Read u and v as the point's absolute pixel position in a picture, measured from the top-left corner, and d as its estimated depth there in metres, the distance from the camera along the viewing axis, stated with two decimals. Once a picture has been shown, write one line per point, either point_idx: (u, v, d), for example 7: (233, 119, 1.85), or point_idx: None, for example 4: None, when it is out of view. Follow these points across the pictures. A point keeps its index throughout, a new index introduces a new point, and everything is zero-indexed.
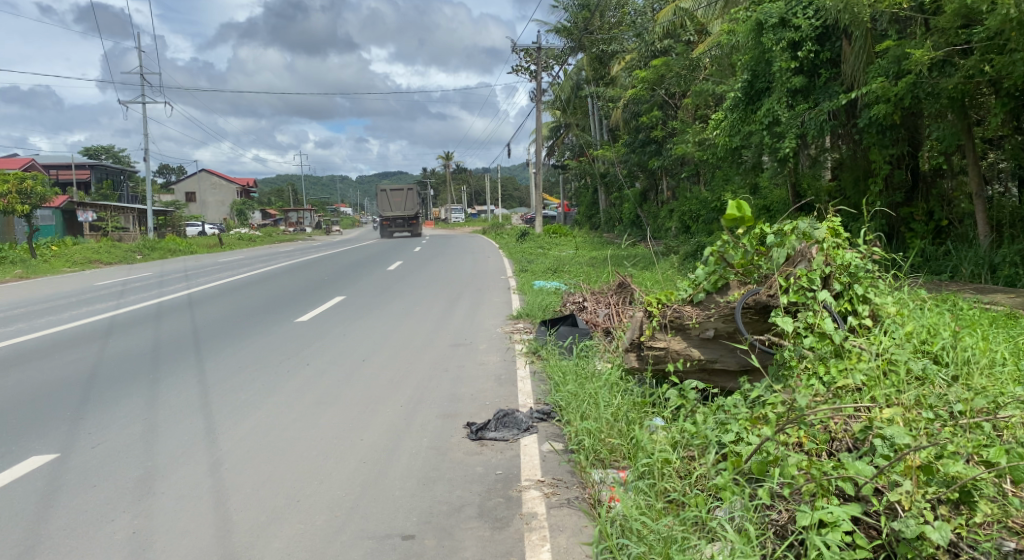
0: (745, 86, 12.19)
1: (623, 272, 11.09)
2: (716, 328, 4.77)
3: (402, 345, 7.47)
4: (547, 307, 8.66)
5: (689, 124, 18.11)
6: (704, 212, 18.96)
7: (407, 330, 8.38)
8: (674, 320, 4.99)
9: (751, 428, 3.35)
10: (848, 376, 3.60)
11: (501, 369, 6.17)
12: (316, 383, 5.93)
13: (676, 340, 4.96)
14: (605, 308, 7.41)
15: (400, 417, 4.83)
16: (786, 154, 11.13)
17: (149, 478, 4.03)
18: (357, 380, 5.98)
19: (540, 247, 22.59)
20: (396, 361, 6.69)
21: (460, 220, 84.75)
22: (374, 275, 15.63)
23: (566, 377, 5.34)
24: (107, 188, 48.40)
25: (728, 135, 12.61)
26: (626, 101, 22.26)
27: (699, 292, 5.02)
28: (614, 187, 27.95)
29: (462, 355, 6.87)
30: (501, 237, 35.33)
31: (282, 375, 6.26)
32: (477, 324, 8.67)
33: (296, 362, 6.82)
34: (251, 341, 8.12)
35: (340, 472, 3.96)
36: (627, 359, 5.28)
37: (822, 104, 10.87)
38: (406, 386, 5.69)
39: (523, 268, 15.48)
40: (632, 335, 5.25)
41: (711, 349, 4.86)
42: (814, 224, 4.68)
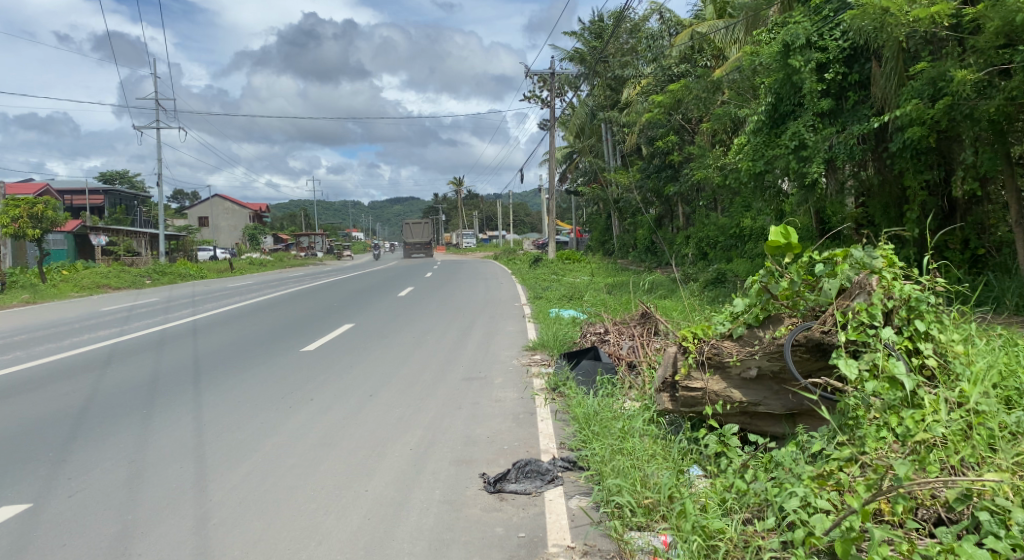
0: (768, 109, 11.84)
1: (644, 301, 10.63)
2: (760, 367, 4.39)
3: (412, 379, 7.03)
4: (564, 338, 8.19)
5: (707, 149, 17.74)
6: (723, 238, 18.53)
7: (419, 361, 7.94)
8: (712, 357, 4.59)
9: (819, 491, 2.91)
10: (928, 429, 3.09)
11: (518, 407, 5.71)
12: (320, 422, 5.49)
13: (714, 380, 4.56)
14: (628, 340, 6.97)
15: (410, 464, 4.38)
16: (814, 179, 10.71)
17: (128, 534, 3.57)
18: (363, 419, 5.54)
19: (553, 274, 22.22)
20: (406, 397, 6.26)
21: (470, 246, 84.67)
22: (384, 302, 15.26)
23: (593, 419, 4.86)
24: (121, 212, 48.59)
25: (751, 160, 12.17)
26: (642, 126, 21.97)
27: (740, 326, 4.66)
28: (628, 213, 27.57)
29: (476, 391, 6.40)
30: (512, 263, 34.96)
31: (284, 413, 5.81)
32: (492, 355, 8.21)
33: (300, 398, 6.38)
34: (255, 373, 7.69)
35: (340, 531, 3.50)
36: (660, 400, 4.85)
37: (851, 128, 10.49)
38: (416, 426, 5.24)
39: (538, 295, 15.08)
40: (665, 373, 4.85)
41: (753, 389, 4.47)
42: (868, 252, 4.23)
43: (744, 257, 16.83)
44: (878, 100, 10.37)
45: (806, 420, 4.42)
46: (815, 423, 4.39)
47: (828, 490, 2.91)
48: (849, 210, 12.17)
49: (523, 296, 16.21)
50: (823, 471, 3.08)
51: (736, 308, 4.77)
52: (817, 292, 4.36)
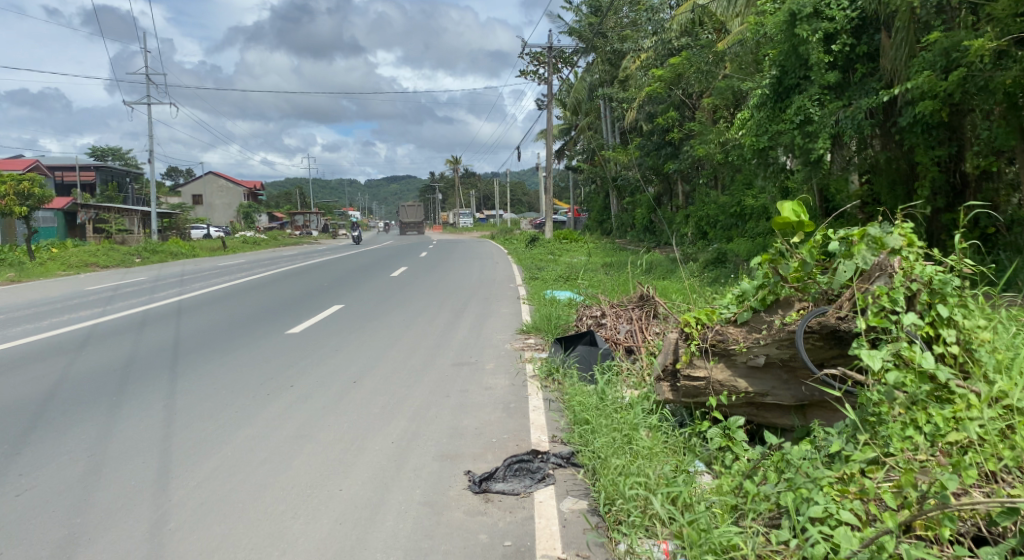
0: (773, 82, 11.44)
1: (644, 281, 10.32)
2: (768, 355, 4.09)
3: (400, 364, 6.72)
4: (559, 320, 7.86)
5: (708, 126, 17.29)
6: (724, 217, 18.16)
7: (408, 345, 7.63)
8: (716, 344, 4.27)
9: (841, 501, 2.61)
10: (961, 429, 2.77)
11: (509, 396, 5.40)
12: (297, 412, 5.17)
13: (719, 369, 4.25)
14: (626, 324, 6.69)
15: (390, 460, 4.07)
16: (819, 155, 10.37)
17: (74, 540, 3.27)
18: (345, 408, 5.24)
19: (550, 253, 21.87)
20: (392, 383, 5.95)
21: (467, 225, 84.04)
22: (377, 282, 14.92)
23: (589, 411, 4.54)
24: (113, 189, 48.02)
25: (755, 135, 11.81)
26: (641, 102, 21.47)
27: (747, 311, 4.34)
28: (626, 191, 27.14)
29: (465, 378, 6.07)
30: (510, 242, 34.56)
31: (261, 402, 5.49)
32: (483, 339, 7.89)
33: (280, 384, 6.05)
34: (236, 357, 7.38)
35: (308, 539, 3.19)
36: (660, 390, 4.52)
37: (858, 102, 10.11)
38: (400, 416, 4.93)
39: (534, 275, 14.74)
40: (665, 361, 4.54)
41: (761, 379, 4.18)
42: (887, 230, 3.88)
43: (745, 236, 16.48)
44: (886, 73, 9.95)
45: (817, 411, 4.15)
46: (827, 414, 4.12)
47: (851, 498, 2.61)
48: (854, 188, 11.81)
49: (519, 276, 15.86)
50: (842, 475, 2.77)
51: (742, 290, 4.44)
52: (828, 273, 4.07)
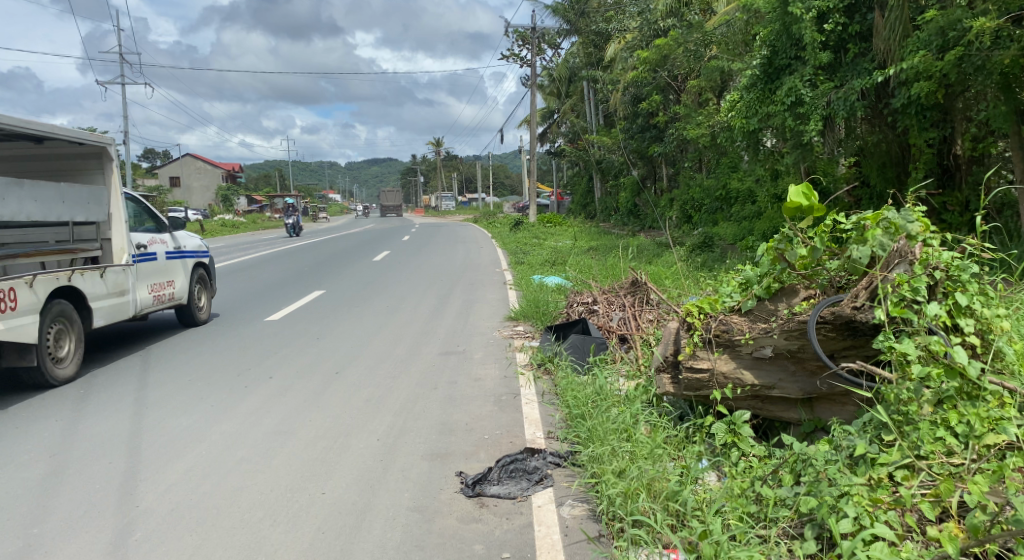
0: (763, 63, 11.23)
1: (633, 267, 10.11)
2: (777, 346, 3.87)
3: (384, 353, 6.45)
4: (549, 307, 7.63)
5: (694, 108, 17.03)
6: (710, 201, 17.98)
7: (391, 333, 7.36)
8: (721, 335, 4.05)
9: (873, 512, 2.46)
10: (998, 430, 2.62)
11: (499, 387, 5.18)
12: (277, 405, 4.89)
13: (722, 360, 4.03)
14: (619, 311, 6.49)
15: (376, 460, 3.81)
16: (811, 138, 10.20)
17: (31, 553, 2.98)
18: (326, 401, 4.96)
19: (535, 237, 21.61)
20: (376, 374, 5.69)
21: (450, 208, 83.48)
22: (360, 267, 14.60)
23: (586, 404, 4.32)
24: (86, 171, 46.86)
25: (744, 117, 11.65)
26: (626, 84, 21.16)
27: (751, 299, 4.12)
28: (610, 174, 26.89)
29: (453, 368, 5.82)
30: (493, 226, 34.23)
31: (239, 394, 5.21)
32: (470, 326, 7.64)
33: (258, 375, 5.76)
34: (212, 346, 7.06)
35: (288, 550, 2.93)
36: (660, 383, 4.30)
37: (850, 83, 9.92)
38: (385, 410, 4.66)
39: (520, 260, 14.48)
40: (666, 352, 4.31)
41: (767, 371, 3.96)
42: (903, 214, 3.67)
43: (731, 220, 16.31)
44: (879, 52, 9.76)
45: (826, 404, 3.94)
46: (837, 408, 3.90)
47: (884, 509, 2.49)
48: (843, 171, 11.67)
49: (503, 260, 15.60)
50: (870, 481, 2.62)
51: (747, 278, 4.22)
52: (836, 261, 3.90)
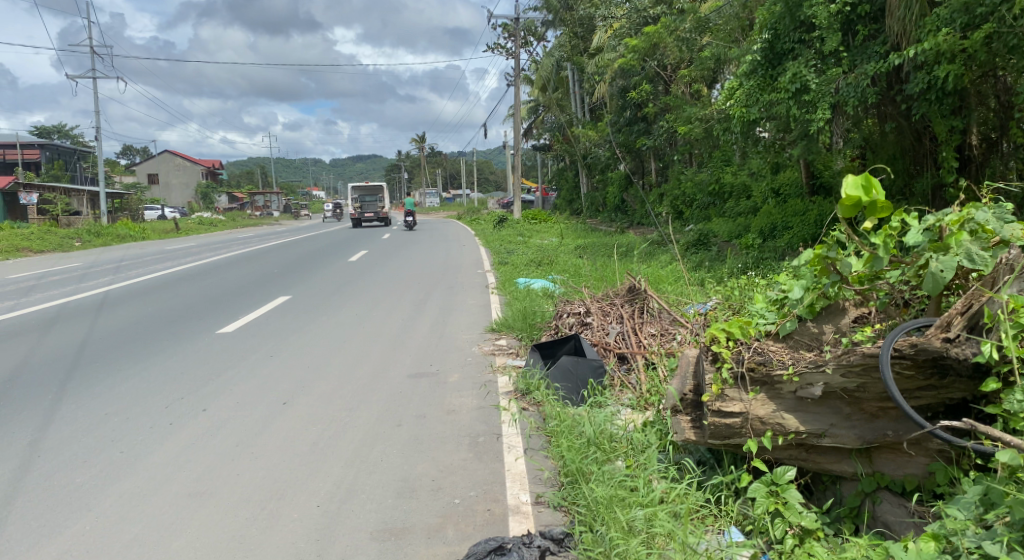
0: (764, 47, 10.38)
1: (627, 268, 9.29)
2: (830, 383, 3.03)
3: (345, 374, 5.57)
4: (535, 315, 6.80)
5: (685, 100, 16.15)
6: (703, 196, 17.17)
7: (356, 350, 6.45)
8: (756, 369, 3.19)
9: None
10: None
11: (475, 421, 4.33)
12: (201, 452, 4.00)
13: (759, 401, 3.16)
14: (616, 324, 5.66)
15: (310, 542, 2.97)
16: (819, 127, 9.33)
17: None
18: (262, 446, 4.07)
19: (520, 235, 20.83)
20: (331, 403, 4.80)
21: (434, 204, 82.36)
22: (334, 268, 13.69)
23: (584, 458, 3.45)
24: (58, 168, 45.26)
25: (743, 105, 10.71)
26: (613, 75, 20.26)
27: (791, 320, 3.39)
28: (597, 169, 26.07)
29: (422, 395, 4.92)
30: (478, 222, 33.37)
31: (159, 435, 4.30)
32: (445, 339, 6.78)
33: (191, 406, 4.84)
34: (149, 365, 6.13)
35: None
36: (677, 427, 3.39)
37: (860, 67, 9.10)
38: (333, 461, 3.79)
39: (504, 259, 13.63)
40: (683, 389, 3.46)
41: (815, 415, 3.11)
42: (996, 212, 2.90)
43: (726, 216, 15.54)
44: (892, 33, 8.92)
45: (888, 455, 3.07)
46: (902, 459, 3.04)
47: None
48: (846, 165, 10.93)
49: (486, 260, 14.71)
50: None
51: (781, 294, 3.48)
52: (894, 269, 3.17)
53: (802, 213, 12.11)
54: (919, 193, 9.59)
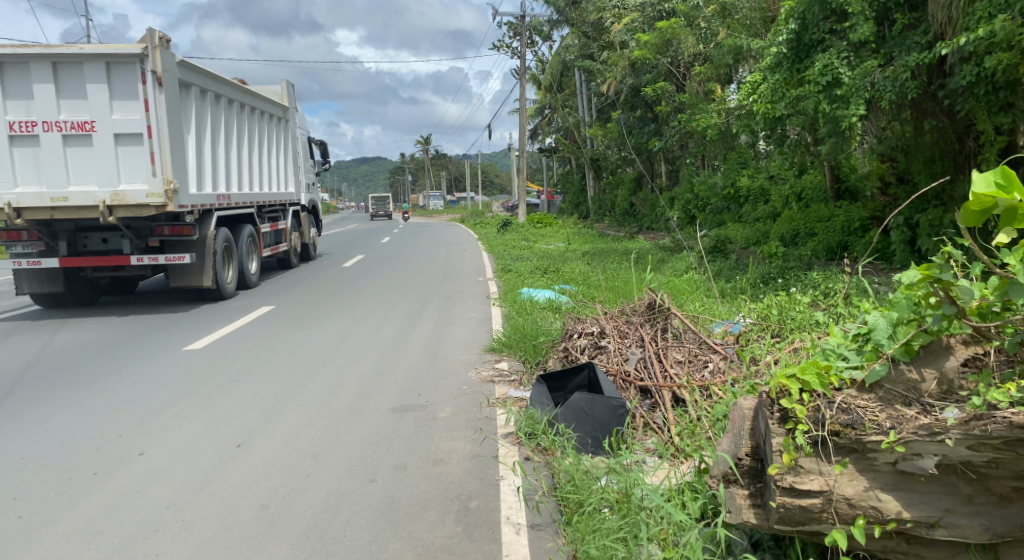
0: (790, 38, 9.37)
1: (643, 278, 8.50)
2: (950, 455, 2.21)
3: (317, 406, 4.75)
4: (542, 333, 5.99)
5: (700, 98, 15.28)
6: (716, 200, 16.39)
7: (335, 373, 5.65)
8: (843, 432, 2.35)
9: None
10: None
11: (468, 476, 3.53)
12: (123, 516, 3.23)
13: (847, 478, 2.34)
14: (636, 348, 4.81)
15: None
16: (853, 125, 8.39)
17: None
18: (196, 509, 3.27)
19: (525, 239, 20.07)
20: (293, 447, 3.99)
21: (439, 206, 81.61)
22: (328, 275, 12.89)
23: (608, 548, 2.68)
24: None
25: (768, 101, 9.69)
26: (624, 73, 19.43)
27: (881, 362, 2.52)
28: (605, 171, 25.28)
29: (406, 436, 4.12)
30: (484, 225, 32.66)
31: (79, 488, 3.53)
32: (439, 360, 5.98)
33: (127, 448, 4.03)
34: (96, 388, 5.33)
35: None
36: (730, 504, 2.57)
37: (899, 60, 8.24)
38: (281, 535, 3.01)
39: (509, 266, 12.86)
40: (738, 452, 2.64)
41: (924, 495, 2.29)
42: None
43: (743, 222, 14.77)
44: (934, 22, 8.10)
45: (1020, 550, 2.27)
46: None
47: None
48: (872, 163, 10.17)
49: (489, 267, 13.95)
50: None
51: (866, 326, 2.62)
52: None
53: (827, 219, 11.38)
54: (959, 198, 8.66)
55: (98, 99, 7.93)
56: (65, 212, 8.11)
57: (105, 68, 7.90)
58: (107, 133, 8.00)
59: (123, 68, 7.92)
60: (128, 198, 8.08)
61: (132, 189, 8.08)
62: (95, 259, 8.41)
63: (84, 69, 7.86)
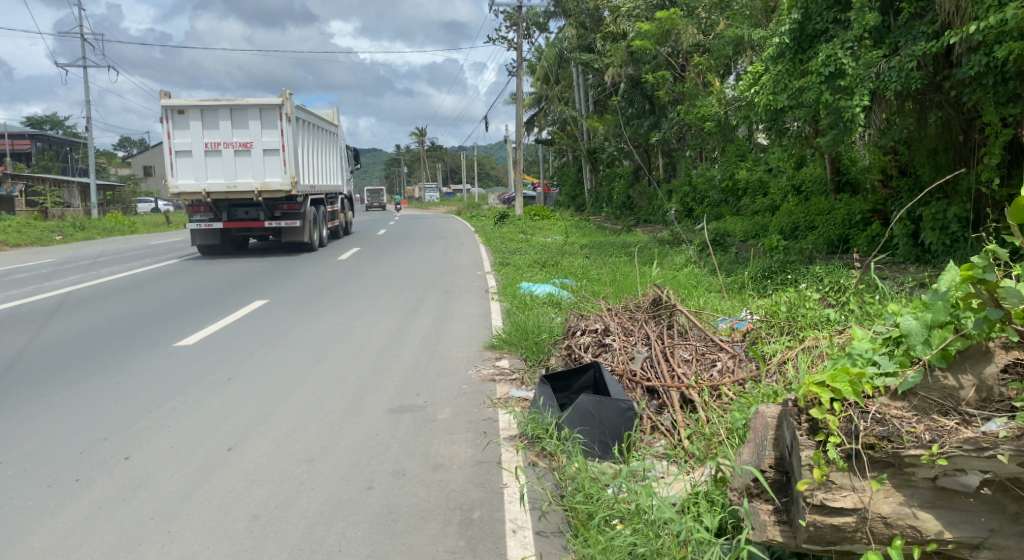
0: (793, 28, 9.06)
1: (644, 272, 8.31)
2: (997, 470, 2.07)
3: (311, 406, 4.57)
4: (543, 330, 5.80)
5: (698, 90, 15.06)
6: (715, 193, 16.19)
7: (329, 371, 5.46)
8: (879, 445, 2.19)
9: None
10: None
11: (470, 484, 3.35)
12: (106, 526, 3.05)
13: (884, 495, 2.18)
14: (641, 346, 4.61)
15: None
16: (857, 117, 8.16)
17: None
18: (183, 518, 3.08)
19: (522, 232, 19.88)
20: (286, 451, 3.81)
21: (434, 198, 81.22)
22: (322, 268, 12.68)
23: None
24: (50, 158, 44.11)
25: (770, 92, 9.41)
26: (622, 64, 19.17)
27: (916, 369, 2.34)
28: (603, 164, 25.05)
29: (404, 439, 3.94)
30: (480, 218, 32.40)
31: (61, 496, 3.33)
32: (437, 358, 5.80)
33: (113, 452, 3.84)
34: (81, 387, 5.11)
35: None
36: (754, 520, 2.41)
37: (904, 50, 8.01)
38: (274, 548, 2.82)
39: (506, 259, 12.68)
40: (760, 464, 2.48)
41: (966, 513, 2.14)
42: None
43: (743, 215, 14.59)
44: (941, 11, 7.82)
45: None
46: None
47: None
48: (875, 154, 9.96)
49: (487, 260, 13.76)
50: None
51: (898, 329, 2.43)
52: None
53: (829, 212, 11.22)
54: (964, 191, 8.48)
55: (256, 129, 13.47)
56: (233, 194, 13.52)
57: (258, 111, 13.42)
58: (260, 148, 13.50)
59: (268, 111, 13.41)
60: (271, 186, 13.56)
61: (273, 181, 13.56)
62: (245, 222, 14.02)
63: (248, 111, 13.40)
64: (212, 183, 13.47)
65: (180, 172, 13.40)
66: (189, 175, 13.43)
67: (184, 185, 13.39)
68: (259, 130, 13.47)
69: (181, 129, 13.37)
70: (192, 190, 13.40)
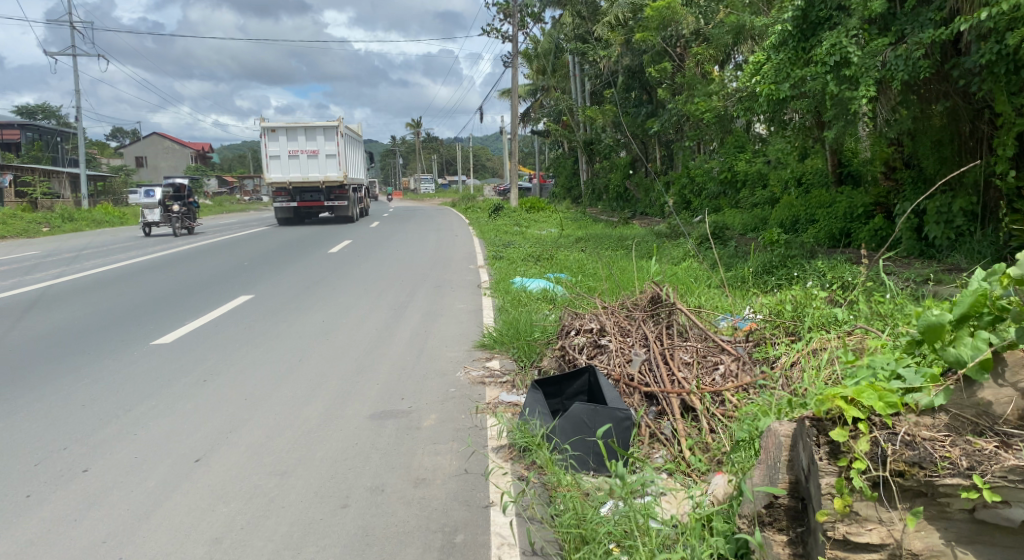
0: (796, 15, 8.71)
1: (640, 267, 8.04)
2: None
3: (288, 412, 4.30)
4: (536, 329, 5.53)
5: (695, 81, 14.74)
6: (713, 185, 15.89)
7: (311, 373, 5.20)
8: (910, 471, 1.94)
9: None
10: None
11: (453, 501, 3.10)
12: (55, 550, 2.78)
13: (915, 529, 1.93)
14: (640, 349, 4.34)
15: None
16: (862, 108, 7.85)
17: None
18: (139, 542, 2.82)
19: (517, 225, 19.56)
20: (259, 462, 3.55)
21: (429, 189, 80.68)
22: (311, 261, 12.37)
23: None
24: (39, 148, 43.50)
25: (771, 82, 9.07)
26: (618, 54, 18.81)
27: (949, 383, 2.09)
28: (599, 155, 24.72)
29: (385, 449, 3.68)
30: (475, 210, 32.06)
31: (9, 514, 3.07)
32: (424, 358, 5.53)
33: (70, 464, 3.57)
34: (47, 391, 4.84)
35: None
36: (767, 552, 2.17)
37: (911, 37, 7.70)
38: None
39: (499, 252, 12.39)
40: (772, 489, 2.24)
41: (1010, 550, 1.89)
42: None
43: (741, 208, 14.30)
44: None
45: None
46: None
47: None
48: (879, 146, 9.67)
49: (480, 253, 13.47)
50: None
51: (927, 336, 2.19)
52: None
53: (830, 204, 10.97)
54: (970, 183, 8.21)
55: (321, 140, 19.88)
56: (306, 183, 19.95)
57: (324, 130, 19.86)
58: (323, 154, 19.96)
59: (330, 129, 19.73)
60: (331, 178, 20.01)
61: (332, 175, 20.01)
62: (312, 202, 20.26)
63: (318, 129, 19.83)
64: (293, 177, 19.91)
65: (272, 169, 19.71)
66: (276, 171, 19.71)
67: (275, 178, 19.73)
68: (324, 141, 19.88)
69: (272, 140, 19.71)
70: (280, 182, 19.77)
